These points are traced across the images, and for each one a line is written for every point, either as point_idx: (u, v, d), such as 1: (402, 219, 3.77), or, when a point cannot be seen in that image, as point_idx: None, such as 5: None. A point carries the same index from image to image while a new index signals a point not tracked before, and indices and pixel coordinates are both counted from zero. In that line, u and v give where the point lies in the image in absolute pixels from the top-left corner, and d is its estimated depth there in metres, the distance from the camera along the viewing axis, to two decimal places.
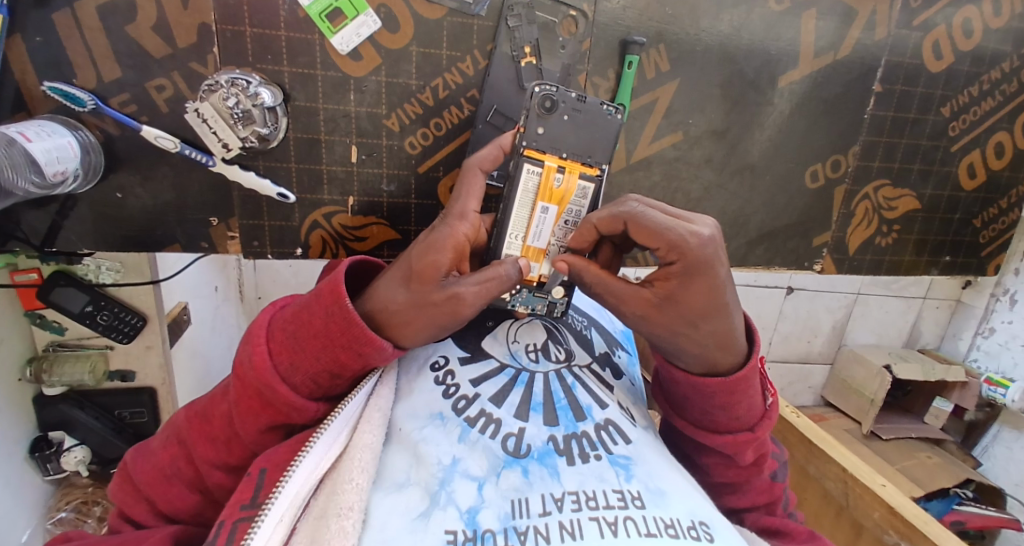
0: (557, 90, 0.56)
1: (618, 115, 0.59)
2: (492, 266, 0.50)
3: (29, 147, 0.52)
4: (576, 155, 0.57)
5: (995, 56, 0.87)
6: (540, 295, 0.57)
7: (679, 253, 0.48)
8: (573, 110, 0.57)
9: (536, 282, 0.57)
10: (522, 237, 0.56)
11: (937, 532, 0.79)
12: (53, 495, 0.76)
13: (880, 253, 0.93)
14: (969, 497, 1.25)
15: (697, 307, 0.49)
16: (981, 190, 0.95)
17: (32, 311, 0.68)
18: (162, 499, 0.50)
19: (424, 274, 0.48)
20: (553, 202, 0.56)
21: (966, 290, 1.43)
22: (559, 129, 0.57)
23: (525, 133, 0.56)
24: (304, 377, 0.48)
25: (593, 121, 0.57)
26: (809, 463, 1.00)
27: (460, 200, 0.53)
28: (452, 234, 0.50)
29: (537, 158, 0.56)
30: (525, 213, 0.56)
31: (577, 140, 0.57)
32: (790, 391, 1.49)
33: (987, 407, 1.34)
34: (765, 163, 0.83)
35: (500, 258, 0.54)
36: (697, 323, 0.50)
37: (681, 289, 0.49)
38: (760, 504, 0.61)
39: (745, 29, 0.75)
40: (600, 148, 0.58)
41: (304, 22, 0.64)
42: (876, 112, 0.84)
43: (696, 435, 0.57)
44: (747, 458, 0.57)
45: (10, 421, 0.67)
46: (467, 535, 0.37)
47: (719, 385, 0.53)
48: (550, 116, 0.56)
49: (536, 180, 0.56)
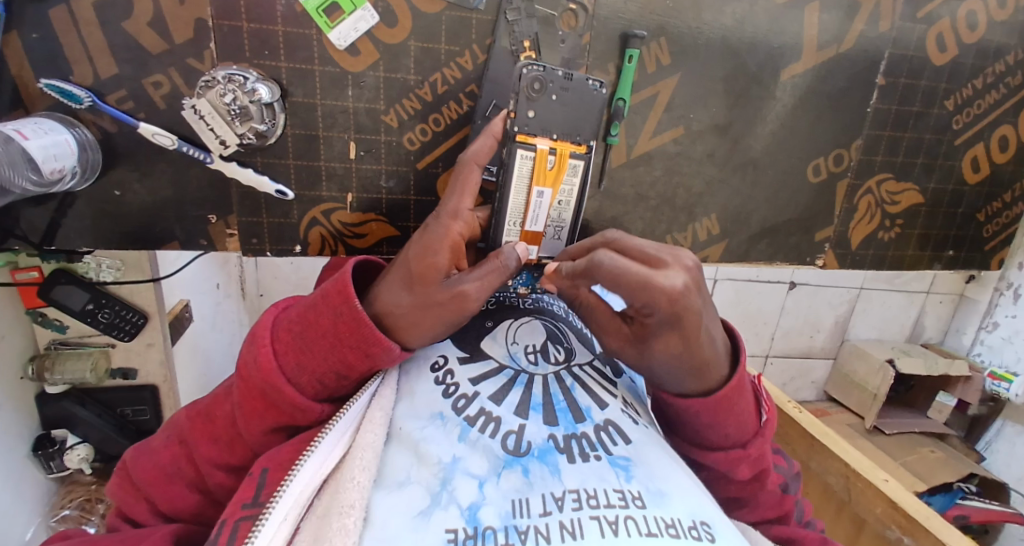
0: (545, 70, 0.55)
1: (603, 90, 0.58)
2: (490, 260, 0.50)
3: (27, 144, 0.52)
4: (564, 135, 0.57)
5: (1000, 49, 0.86)
6: (538, 274, 0.62)
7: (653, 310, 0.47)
8: (561, 89, 0.56)
9: (535, 262, 0.61)
10: (520, 223, 0.58)
11: (939, 526, 0.79)
12: (56, 493, 0.77)
13: (882, 248, 0.93)
14: (972, 491, 1.23)
15: (673, 349, 0.49)
16: (985, 184, 0.94)
17: (34, 309, 0.68)
18: (163, 498, 0.50)
19: (425, 276, 0.48)
20: (547, 185, 0.57)
21: (969, 285, 1.42)
22: (550, 110, 0.56)
23: (516, 118, 0.55)
24: (311, 379, 0.48)
25: (581, 98, 0.57)
26: (811, 458, 0.99)
27: (454, 197, 0.52)
28: (447, 233, 0.50)
29: (530, 142, 0.55)
30: (520, 199, 0.57)
31: (566, 120, 0.57)
32: (792, 387, 1.49)
33: (990, 402, 1.34)
34: (768, 158, 0.82)
35: (501, 246, 0.56)
36: (673, 362, 0.51)
37: (657, 333, 0.49)
38: (772, 517, 0.61)
39: (748, 22, 0.74)
40: (587, 126, 0.58)
41: (302, 18, 0.63)
42: (880, 106, 0.83)
43: (688, 451, 0.58)
44: (743, 473, 0.57)
45: (12, 418, 0.68)
46: (467, 533, 0.37)
47: (702, 407, 0.53)
48: (540, 98, 0.55)
49: (529, 165, 0.56)
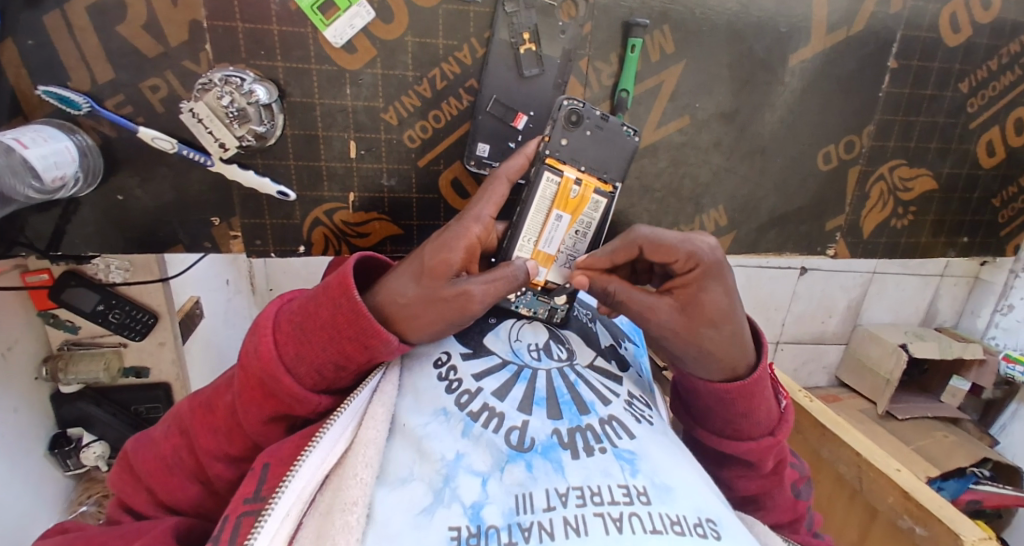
0: (583, 106, 0.58)
1: (636, 137, 0.60)
2: (500, 267, 0.51)
3: (27, 153, 0.52)
4: (593, 169, 0.59)
5: (1015, 29, 0.83)
6: (543, 300, 0.58)
7: (697, 261, 0.52)
8: (595, 127, 0.59)
9: (541, 286, 0.58)
10: (534, 241, 0.57)
11: (951, 516, 0.79)
12: (74, 490, 0.78)
13: (895, 235, 0.91)
14: (985, 475, 1.22)
15: (719, 311, 0.52)
16: (1001, 167, 0.91)
17: (45, 311, 0.69)
18: (163, 489, 0.50)
19: (436, 270, 0.48)
20: (568, 211, 0.57)
21: (984, 267, 1.39)
22: (582, 143, 0.58)
23: (549, 142, 0.57)
24: (309, 368, 0.47)
25: (613, 140, 0.59)
26: (821, 446, 0.98)
27: (479, 204, 0.53)
28: (465, 233, 0.50)
29: (558, 168, 0.57)
30: (539, 218, 0.57)
31: (596, 155, 0.59)
32: (804, 373, 1.48)
33: (1005, 385, 1.32)
34: (776, 145, 0.80)
35: (511, 259, 0.55)
36: (719, 325, 0.51)
37: (701, 293, 0.52)
38: (784, 522, 0.62)
39: (754, 6, 0.72)
40: (615, 166, 0.60)
41: (297, 16, 0.62)
42: (891, 89, 0.81)
43: (718, 443, 0.57)
44: (768, 465, 0.58)
45: (28, 418, 0.69)
46: (470, 532, 0.36)
47: (738, 390, 0.54)
48: (575, 129, 0.58)
49: (553, 189, 0.57)
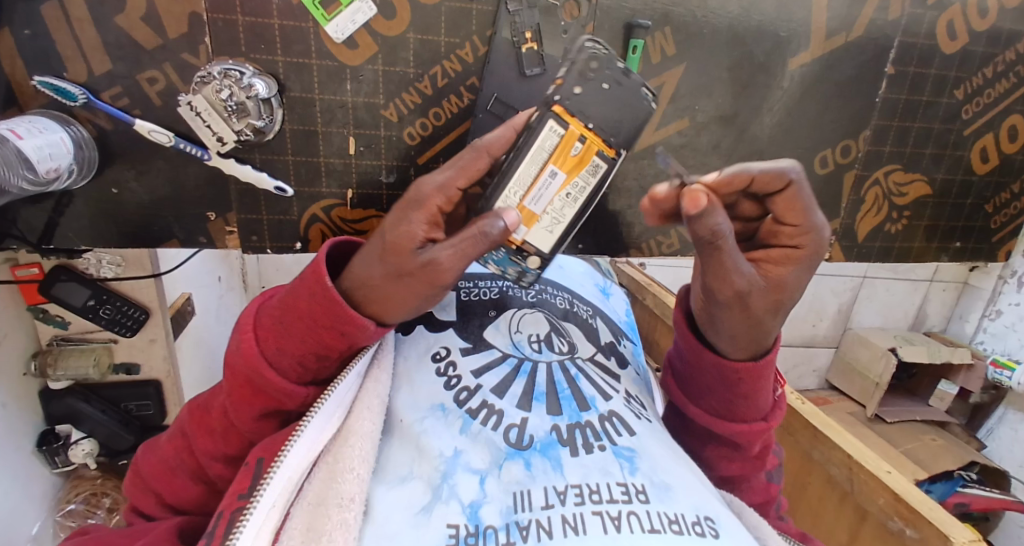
0: (606, 53, 0.51)
1: (654, 104, 0.52)
2: (468, 227, 0.44)
3: (21, 144, 0.51)
4: (600, 129, 0.50)
5: (1011, 36, 0.84)
6: (516, 260, 0.52)
7: (806, 243, 0.49)
8: (613, 81, 0.51)
9: (515, 246, 0.50)
10: (520, 196, 0.48)
11: (941, 517, 0.78)
12: (63, 487, 0.77)
13: (889, 240, 0.92)
14: (973, 479, 1.22)
15: (789, 297, 0.51)
16: (995, 174, 0.92)
17: (35, 306, 0.68)
18: (167, 490, 0.50)
19: (399, 247, 0.44)
20: (564, 169, 0.49)
21: (973, 272, 1.41)
22: (595, 96, 0.51)
23: (561, 88, 0.50)
24: (292, 361, 0.46)
25: (628, 101, 0.51)
26: (813, 448, 0.99)
27: (450, 171, 0.47)
28: (427, 200, 0.45)
29: (564, 119, 0.49)
30: (532, 171, 0.49)
31: (606, 114, 0.50)
32: (794, 375, 1.49)
33: (993, 390, 1.34)
34: (774, 148, 0.81)
35: (493, 210, 0.46)
36: (779, 310, 0.51)
37: (788, 277, 0.50)
38: (757, 502, 0.62)
39: (755, 10, 0.73)
40: (626, 131, 0.51)
41: (298, 10, 0.62)
42: (888, 95, 0.82)
43: (712, 423, 0.57)
44: (754, 448, 0.58)
45: (15, 414, 0.67)
46: (468, 531, 0.36)
47: (746, 371, 0.54)
48: (591, 79, 0.50)
49: (554, 141, 0.49)
